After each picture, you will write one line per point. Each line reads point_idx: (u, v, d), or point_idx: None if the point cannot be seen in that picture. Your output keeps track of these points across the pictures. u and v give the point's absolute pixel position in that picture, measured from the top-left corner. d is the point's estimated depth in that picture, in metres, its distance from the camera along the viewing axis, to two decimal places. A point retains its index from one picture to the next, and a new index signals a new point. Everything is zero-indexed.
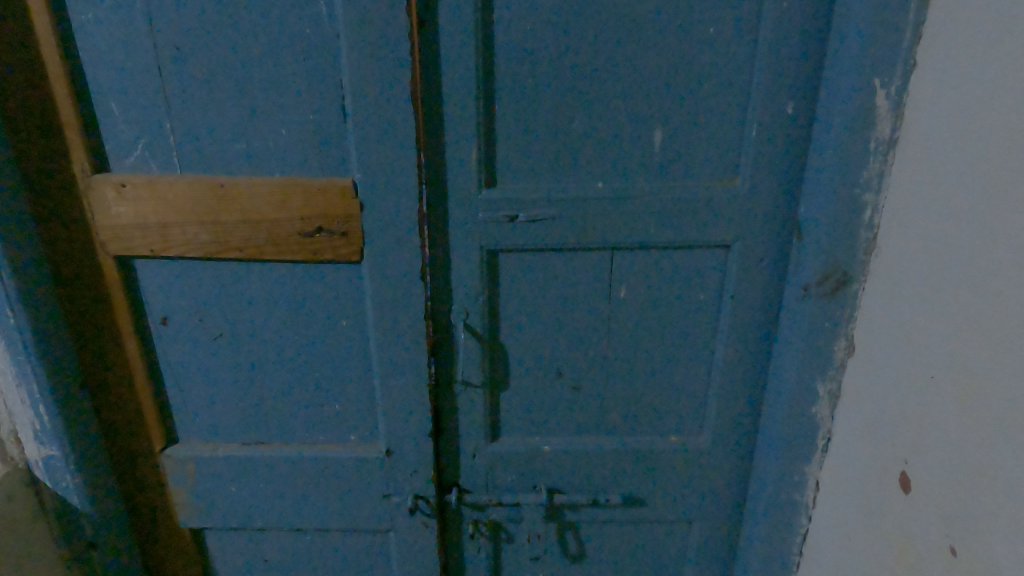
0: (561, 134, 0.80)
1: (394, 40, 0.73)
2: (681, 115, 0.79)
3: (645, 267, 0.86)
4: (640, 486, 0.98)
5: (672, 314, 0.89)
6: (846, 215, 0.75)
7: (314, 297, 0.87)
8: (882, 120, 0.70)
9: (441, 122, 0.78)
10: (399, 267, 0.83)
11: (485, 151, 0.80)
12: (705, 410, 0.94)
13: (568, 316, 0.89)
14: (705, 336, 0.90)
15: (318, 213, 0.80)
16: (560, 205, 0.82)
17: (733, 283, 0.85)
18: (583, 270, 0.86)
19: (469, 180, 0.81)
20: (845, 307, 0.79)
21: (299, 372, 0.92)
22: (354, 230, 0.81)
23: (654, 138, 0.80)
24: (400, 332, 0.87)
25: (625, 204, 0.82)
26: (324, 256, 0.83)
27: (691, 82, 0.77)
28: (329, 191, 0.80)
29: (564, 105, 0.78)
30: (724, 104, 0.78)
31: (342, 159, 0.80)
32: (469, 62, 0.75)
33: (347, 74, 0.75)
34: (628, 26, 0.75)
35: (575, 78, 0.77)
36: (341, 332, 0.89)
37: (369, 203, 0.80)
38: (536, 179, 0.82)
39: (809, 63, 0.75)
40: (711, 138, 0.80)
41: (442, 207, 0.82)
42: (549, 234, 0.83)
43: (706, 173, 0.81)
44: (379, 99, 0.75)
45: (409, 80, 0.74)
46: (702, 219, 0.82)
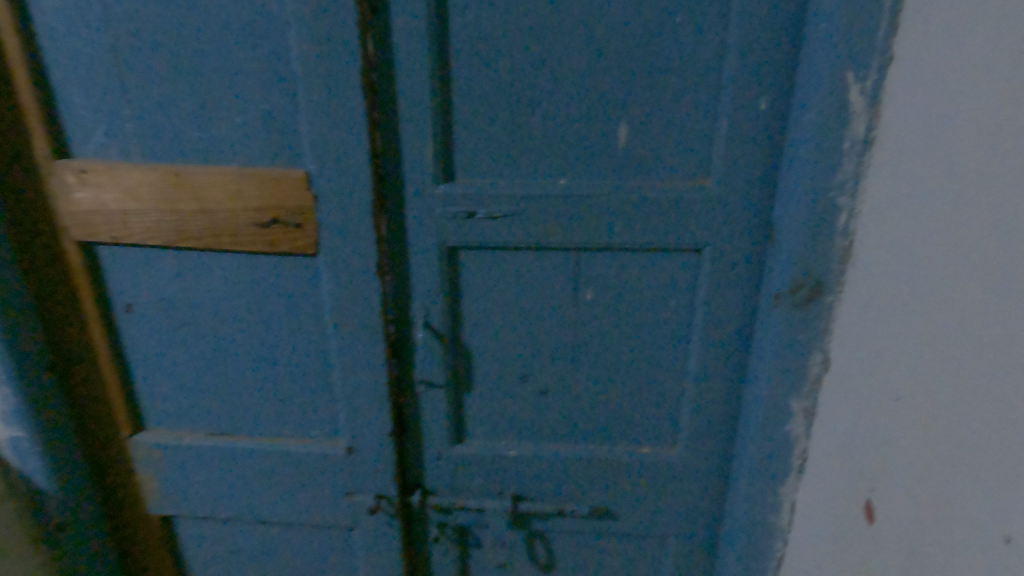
0: (522, 128, 0.76)
1: (344, 28, 0.70)
2: (648, 112, 0.75)
3: (612, 271, 0.82)
4: (610, 498, 0.94)
5: (640, 319, 0.84)
6: (820, 222, 0.70)
7: (273, 289, 0.86)
8: (857, 119, 0.65)
9: (396, 113, 0.76)
10: (356, 262, 0.81)
11: (443, 144, 0.78)
12: (677, 422, 0.90)
13: (532, 320, 0.86)
14: (677, 345, 0.85)
15: (272, 205, 0.79)
16: (521, 203, 0.79)
17: (705, 289, 0.80)
18: (547, 271, 0.83)
19: (426, 174, 0.78)
20: (819, 319, 0.74)
21: (262, 364, 0.91)
22: (309, 223, 0.80)
23: (620, 133, 0.76)
24: (359, 328, 0.85)
25: (589, 204, 0.78)
26: (281, 248, 0.82)
27: (658, 76, 0.73)
28: (283, 183, 0.78)
29: (524, 97, 0.75)
30: (693, 99, 0.74)
31: (297, 150, 0.78)
32: (424, 52, 0.73)
33: (297, 62, 0.73)
34: (589, 15, 0.71)
35: (535, 69, 0.74)
36: (302, 327, 0.88)
37: (323, 195, 0.78)
38: (497, 174, 0.79)
39: (783, 56, 0.69)
40: (680, 136, 0.75)
41: (400, 201, 0.80)
42: (510, 232, 0.80)
43: (675, 171, 0.77)
44: (330, 88, 0.73)
45: (360, 70, 0.72)
46: (671, 221, 0.78)
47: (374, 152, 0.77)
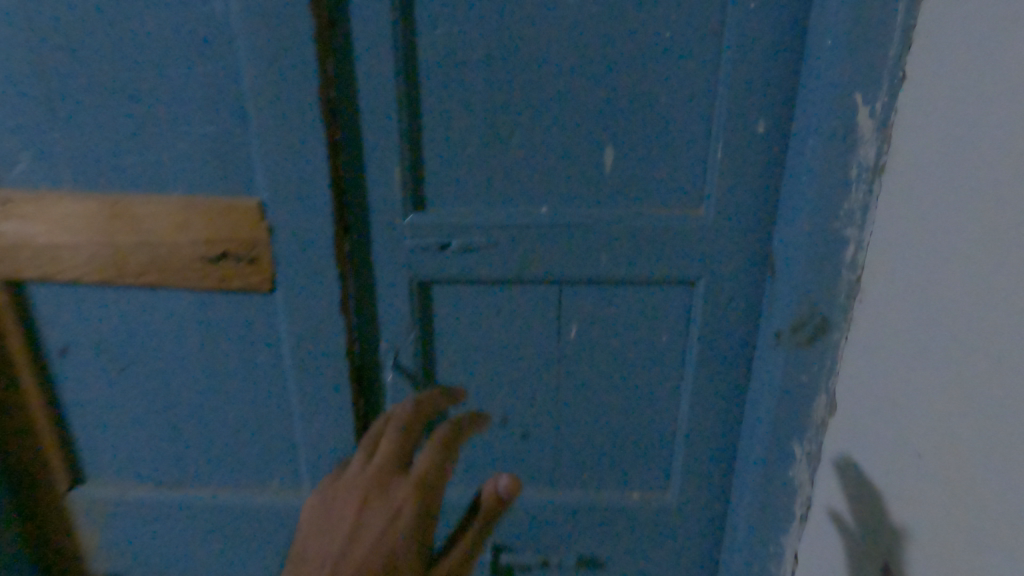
0: (498, 153, 0.70)
1: (299, 43, 0.63)
2: (636, 134, 0.68)
3: (599, 305, 0.76)
4: (598, 548, 0.87)
5: (629, 357, 0.78)
6: (826, 254, 0.64)
7: (225, 329, 0.78)
8: (864, 143, 0.59)
9: (360, 136, 0.68)
10: (318, 299, 0.74)
11: (412, 171, 0.71)
12: (669, 465, 0.83)
13: (512, 358, 0.79)
14: (669, 383, 0.79)
15: (221, 238, 0.71)
16: (499, 234, 0.72)
17: (699, 326, 0.74)
18: (527, 307, 0.76)
19: (393, 202, 0.71)
20: (825, 358, 0.68)
21: (215, 411, 0.83)
22: (264, 257, 0.72)
23: (605, 158, 0.70)
24: (322, 370, 0.77)
25: (573, 235, 0.71)
26: (232, 284, 0.74)
27: (647, 95, 0.67)
28: (233, 213, 0.70)
29: (500, 119, 0.68)
30: (685, 121, 0.68)
31: (248, 177, 0.70)
32: (389, 69, 0.66)
33: (247, 81, 0.65)
34: (572, 29, 0.64)
35: (512, 88, 0.67)
36: (258, 369, 0.80)
37: (280, 227, 0.70)
38: (472, 203, 0.72)
39: (783, 75, 0.64)
40: (671, 160, 0.69)
41: (365, 232, 0.73)
42: (486, 265, 0.73)
43: (665, 199, 0.71)
44: (285, 109, 0.66)
45: (318, 89, 0.65)
46: (663, 252, 0.71)
47: (336, 179, 0.69)
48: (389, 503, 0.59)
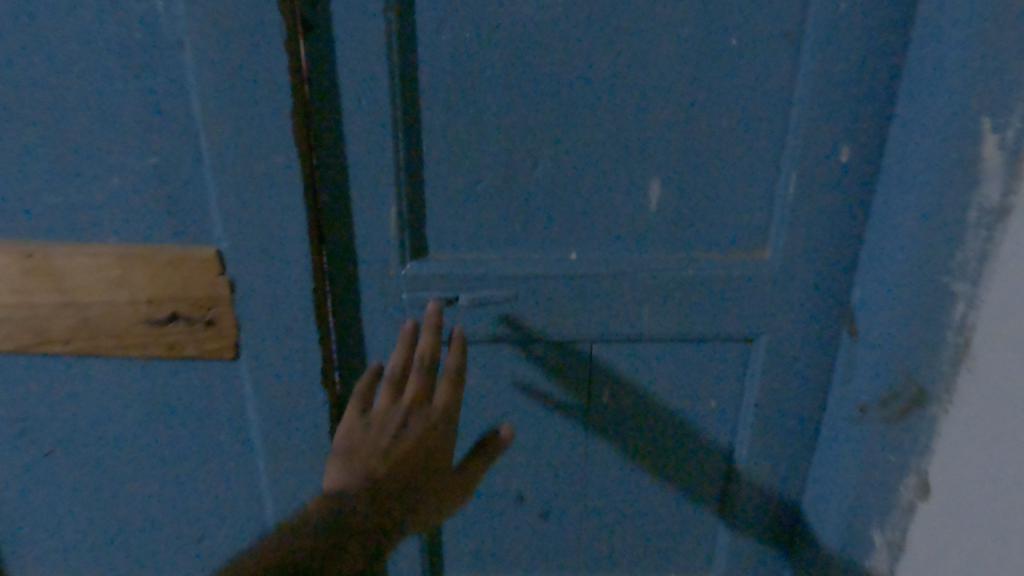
0: (518, 187, 0.56)
1: (261, 54, 0.48)
2: (690, 164, 0.55)
3: (635, 359, 0.64)
4: None
5: (671, 420, 0.67)
6: (926, 313, 0.52)
7: (179, 401, 0.63)
8: (989, 180, 0.46)
9: (344, 168, 0.54)
10: (294, 367, 0.60)
11: (411, 209, 0.57)
12: (707, 535, 0.74)
13: (534, 417, 0.67)
14: (717, 442, 0.68)
15: (169, 296, 0.56)
16: (517, 284, 0.59)
17: (757, 386, 0.64)
18: (552, 366, 0.64)
19: (387, 249, 0.57)
20: (918, 436, 0.56)
21: (170, 493, 0.69)
22: (226, 318, 0.58)
23: (651, 193, 0.57)
24: (302, 448, 0.64)
25: (609, 285, 0.59)
26: (186, 351, 0.59)
27: (701, 117, 0.54)
28: (184, 267, 0.55)
29: (521, 147, 0.55)
30: (751, 148, 0.55)
31: (201, 220, 0.55)
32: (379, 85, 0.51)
33: (195, 101, 0.50)
34: (614, 36, 0.51)
35: (537, 109, 0.54)
36: (222, 445, 0.66)
37: (243, 282, 0.56)
38: (486, 247, 0.59)
39: (877, 92, 0.51)
40: (727, 193, 0.57)
41: (353, 285, 0.59)
42: (505, 322, 0.60)
43: (723, 241, 0.59)
44: (245, 138, 0.51)
45: (288, 113, 0.50)
46: (718, 305, 0.60)
47: (312, 223, 0.55)
48: (423, 424, 0.52)
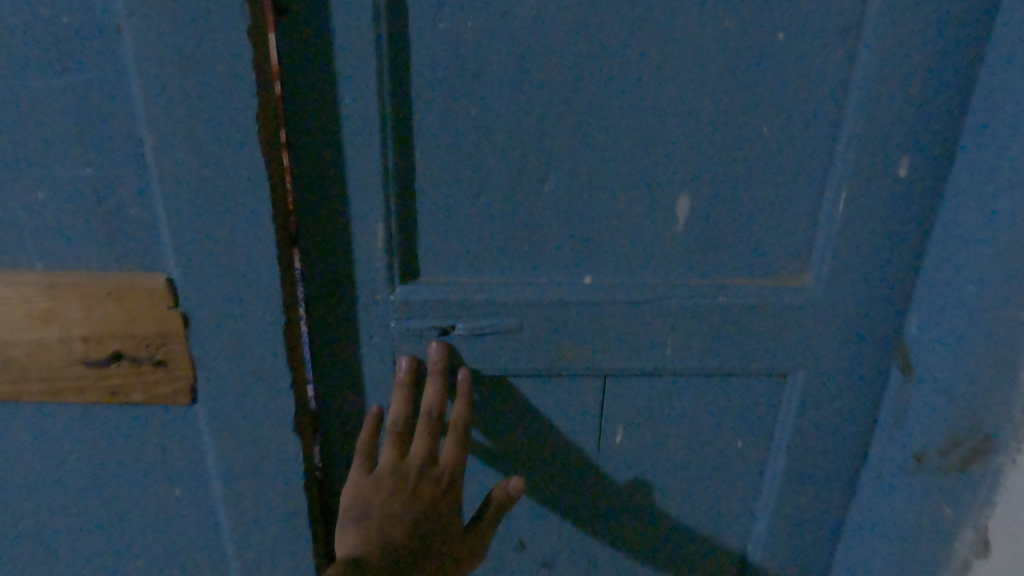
0: (527, 202, 0.49)
1: (224, 45, 0.40)
2: (723, 178, 0.49)
3: (655, 394, 0.57)
4: None
5: (695, 462, 0.60)
6: (995, 351, 0.45)
7: (124, 453, 0.54)
8: None
9: (326, 176, 0.47)
10: (261, 413, 0.51)
11: (404, 224, 0.49)
12: None
13: (542, 457, 0.60)
14: (743, 485, 0.61)
15: (110, 332, 0.47)
16: (527, 311, 0.52)
17: (792, 427, 0.57)
18: (562, 400, 0.57)
19: (375, 271, 0.49)
20: (979, 489, 0.50)
21: (113, 558, 0.59)
22: (178, 358, 0.49)
23: (679, 208, 0.50)
24: (270, 507, 0.55)
25: (628, 312, 0.52)
26: (130, 395, 0.50)
27: (734, 125, 0.47)
28: (127, 299, 0.46)
29: (532, 153, 0.48)
30: (796, 160, 0.49)
31: (146, 244, 0.46)
32: (368, 83, 0.44)
33: (141, 102, 0.42)
34: (642, 31, 0.45)
35: (554, 113, 0.47)
36: (173, 503, 0.56)
37: (200, 315, 0.47)
38: (488, 269, 0.51)
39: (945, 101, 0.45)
40: (762, 210, 0.50)
41: (337, 314, 0.51)
42: (509, 354, 0.53)
43: (756, 266, 0.52)
44: (203, 145, 0.42)
45: (255, 116, 0.42)
46: (754, 336, 0.53)
47: (284, 245, 0.47)
48: (433, 485, 0.51)
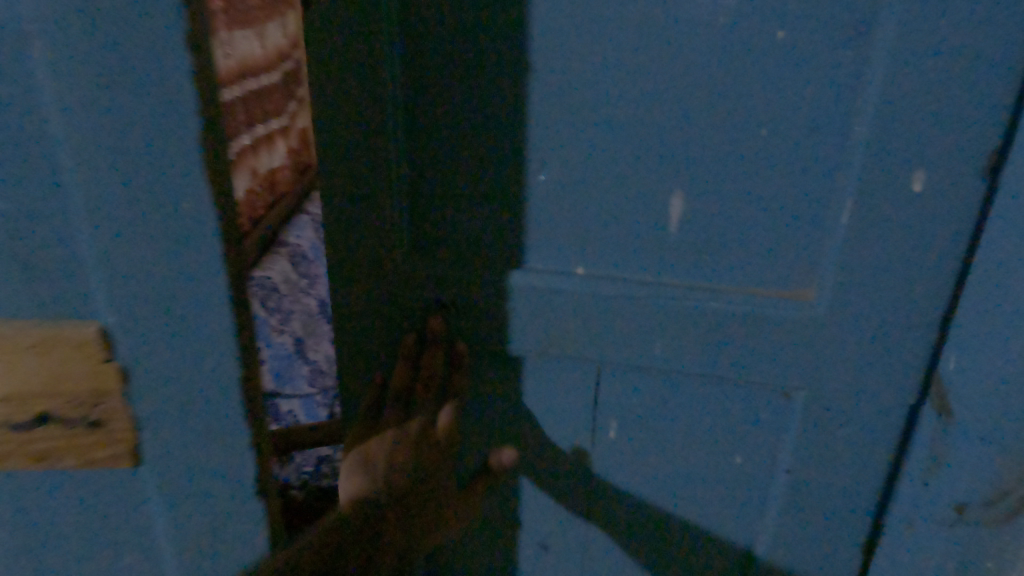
0: (567, 187, 0.54)
1: (156, 62, 0.34)
2: (739, 184, 0.51)
3: (646, 392, 0.60)
4: None
5: (681, 469, 0.63)
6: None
7: (58, 520, 0.47)
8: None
9: (434, 135, 0.56)
10: (217, 472, 0.45)
11: (491, 193, 0.57)
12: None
13: (533, 442, 0.66)
14: (743, 493, 0.62)
15: (32, 394, 0.40)
16: (564, 282, 0.57)
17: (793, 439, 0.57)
18: (567, 390, 0.62)
19: (473, 223, 0.58)
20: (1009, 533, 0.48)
21: None
22: (116, 418, 0.42)
23: (674, 203, 0.53)
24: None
25: (637, 304, 0.55)
26: (63, 459, 0.44)
27: (720, 144, 0.50)
28: (51, 353, 0.40)
29: (576, 141, 0.52)
30: (809, 166, 0.49)
31: (69, 291, 0.40)
32: (383, 85, 0.53)
33: (59, 130, 0.35)
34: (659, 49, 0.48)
35: (577, 123, 0.52)
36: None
37: (143, 373, 0.41)
38: (553, 242, 0.57)
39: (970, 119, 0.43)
40: (763, 217, 0.51)
41: (446, 242, 0.60)
42: (551, 331, 0.59)
43: (758, 275, 0.54)
44: (136, 179, 0.36)
45: (200, 146, 0.36)
46: (765, 346, 0.54)
47: (241, 285, 0.42)
48: (431, 449, 0.59)
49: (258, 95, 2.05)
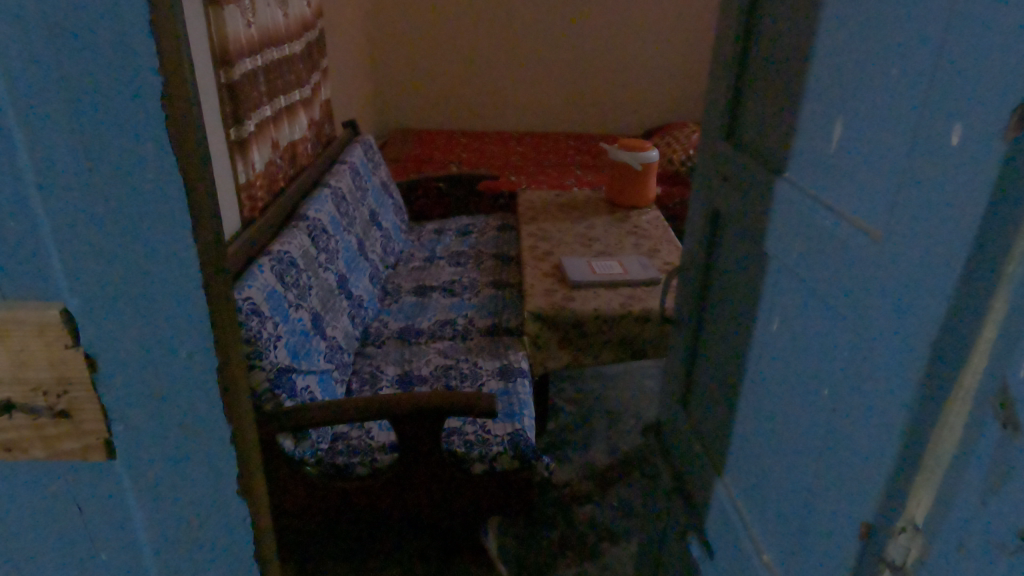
0: (818, 140, 0.64)
1: (121, 45, 0.37)
2: (922, 120, 0.46)
3: (840, 332, 0.59)
4: (697, 529, 0.94)
5: (800, 417, 0.67)
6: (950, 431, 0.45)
7: (46, 506, 0.50)
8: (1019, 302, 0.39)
9: (775, 94, 0.74)
10: (183, 441, 0.48)
11: (795, 134, 0.68)
12: (749, 522, 0.78)
13: (731, 317, 0.86)
14: (784, 436, 0.70)
15: (8, 380, 0.43)
16: (783, 274, 0.70)
17: (815, 398, 0.64)
18: (784, 306, 0.71)
19: (768, 152, 0.75)
20: (917, 552, 0.48)
21: None
22: (86, 409, 0.45)
23: (922, 138, 0.46)
24: (211, 542, 0.53)
25: (865, 244, 0.54)
26: (36, 452, 0.46)
27: (947, 95, 0.44)
28: (18, 345, 0.42)
29: (857, 81, 0.56)
30: (983, 116, 0.40)
31: (38, 276, 0.42)
32: (775, 102, 0.74)
33: (31, 144, 0.38)
34: (871, 33, 0.54)
35: (850, 78, 0.58)
36: (94, 550, 0.52)
37: (120, 362, 0.45)
38: (829, 165, 0.61)
39: (947, 280, 0.44)
40: (886, 168, 0.53)
41: (746, 178, 0.79)
42: (777, 245, 0.71)
43: (940, 240, 0.44)
44: (98, 157, 0.39)
45: (162, 108, 0.40)
46: (878, 291, 0.52)
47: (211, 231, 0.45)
48: None
49: (279, 66, 2.01)
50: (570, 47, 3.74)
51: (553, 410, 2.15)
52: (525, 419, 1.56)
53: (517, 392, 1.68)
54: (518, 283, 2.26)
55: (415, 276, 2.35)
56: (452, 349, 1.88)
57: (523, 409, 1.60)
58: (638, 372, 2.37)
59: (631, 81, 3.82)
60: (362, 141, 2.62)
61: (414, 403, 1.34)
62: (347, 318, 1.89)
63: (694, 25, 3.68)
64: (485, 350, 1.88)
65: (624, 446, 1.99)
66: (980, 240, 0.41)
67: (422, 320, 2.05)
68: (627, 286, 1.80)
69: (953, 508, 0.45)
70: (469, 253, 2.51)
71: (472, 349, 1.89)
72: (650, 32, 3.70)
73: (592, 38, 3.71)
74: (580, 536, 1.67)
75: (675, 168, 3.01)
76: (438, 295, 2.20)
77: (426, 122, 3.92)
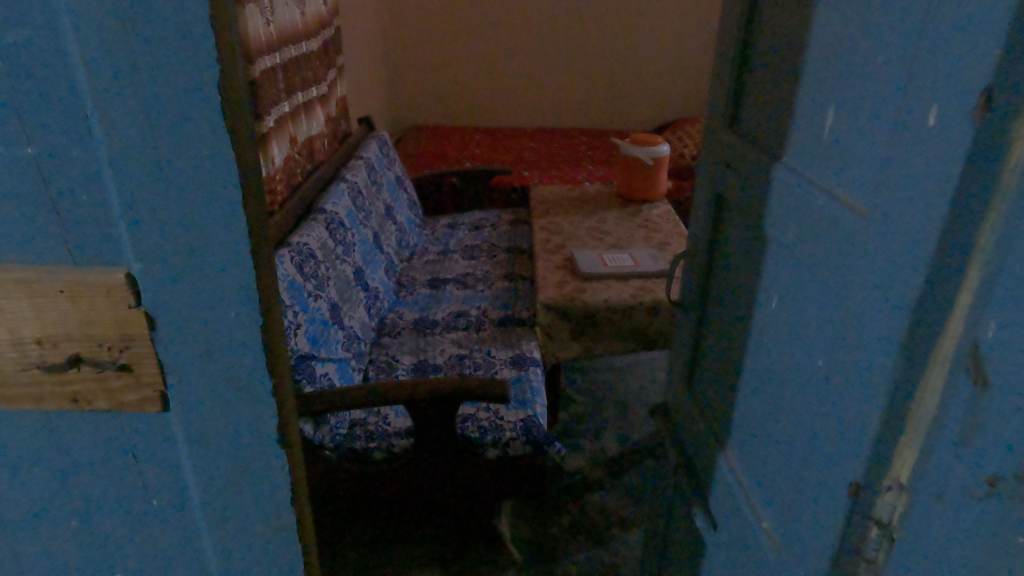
0: (812, 127, 0.67)
1: (184, 45, 0.42)
2: (903, 109, 0.50)
3: (829, 306, 0.63)
4: (701, 501, 0.98)
5: (794, 388, 0.70)
6: (927, 395, 0.49)
7: (108, 450, 0.56)
8: (988, 272, 0.43)
9: (773, 86, 0.78)
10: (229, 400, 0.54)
11: (791, 121, 0.72)
12: (747, 490, 0.82)
13: (733, 299, 0.90)
14: (780, 406, 0.74)
15: (80, 335, 0.50)
16: (778, 254, 0.74)
17: (808, 370, 0.67)
18: (779, 285, 0.74)
19: (768, 139, 0.79)
20: (898, 503, 0.52)
21: (118, 543, 0.61)
22: (144, 364, 0.52)
23: (903, 124, 0.50)
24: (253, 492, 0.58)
25: (853, 221, 0.58)
26: (101, 399, 0.53)
27: (924, 84, 0.48)
28: (87, 303, 0.48)
29: (846, 71, 0.60)
30: (954, 103, 0.44)
31: (110, 244, 0.48)
32: (773, 94, 0.78)
33: (107, 128, 0.44)
34: (857, 26, 0.58)
35: (840, 67, 0.61)
36: (149, 489, 0.58)
37: (177, 325, 0.50)
38: (821, 149, 0.65)
39: (924, 253, 0.48)
40: (870, 151, 0.56)
41: (747, 164, 0.82)
42: (774, 228, 0.74)
43: (919, 218, 0.48)
44: (162, 144, 0.45)
45: (217, 101, 0.44)
46: (863, 265, 0.56)
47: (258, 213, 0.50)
48: None
49: (298, 63, 2.07)
50: (582, 44, 3.76)
51: (565, 399, 2.19)
52: (537, 405, 1.60)
53: (529, 380, 1.72)
54: (530, 275, 2.30)
55: (429, 269, 2.40)
56: (467, 340, 1.93)
57: (535, 396, 1.64)
58: (647, 362, 2.41)
59: (642, 76, 3.84)
60: (377, 137, 2.66)
61: (431, 389, 1.38)
62: (363, 308, 1.94)
63: (706, 20, 3.69)
64: (497, 340, 1.92)
65: (634, 434, 2.02)
66: (953, 217, 0.45)
67: (436, 311, 2.10)
68: (637, 276, 1.83)
69: (930, 461, 0.49)
70: (481, 246, 2.56)
71: (485, 339, 1.93)
72: (663, 28, 3.72)
73: (604, 34, 3.74)
74: (590, 520, 1.71)
75: (685, 162, 3.04)
76: (451, 287, 2.25)
77: (439, 118, 3.97)
